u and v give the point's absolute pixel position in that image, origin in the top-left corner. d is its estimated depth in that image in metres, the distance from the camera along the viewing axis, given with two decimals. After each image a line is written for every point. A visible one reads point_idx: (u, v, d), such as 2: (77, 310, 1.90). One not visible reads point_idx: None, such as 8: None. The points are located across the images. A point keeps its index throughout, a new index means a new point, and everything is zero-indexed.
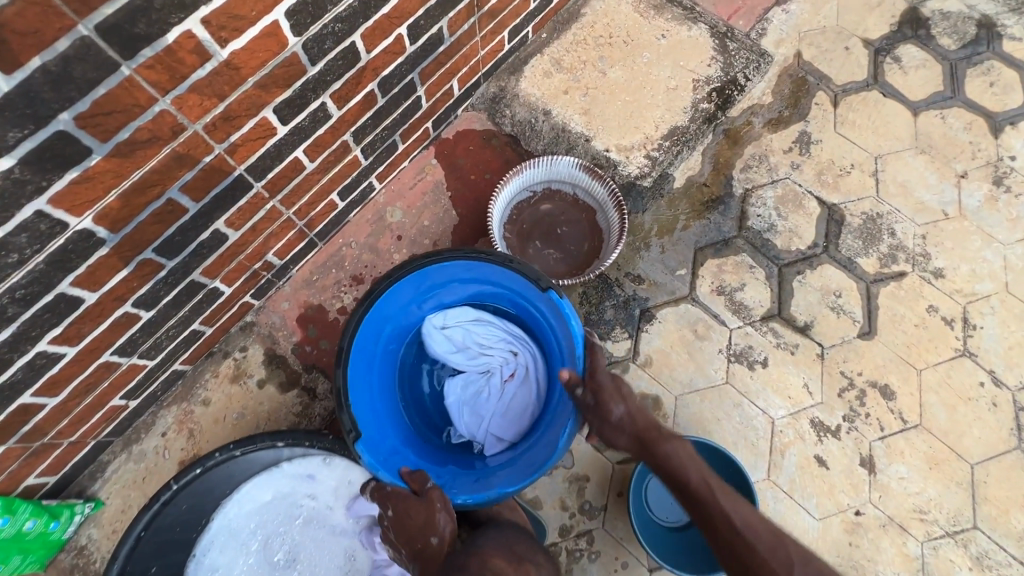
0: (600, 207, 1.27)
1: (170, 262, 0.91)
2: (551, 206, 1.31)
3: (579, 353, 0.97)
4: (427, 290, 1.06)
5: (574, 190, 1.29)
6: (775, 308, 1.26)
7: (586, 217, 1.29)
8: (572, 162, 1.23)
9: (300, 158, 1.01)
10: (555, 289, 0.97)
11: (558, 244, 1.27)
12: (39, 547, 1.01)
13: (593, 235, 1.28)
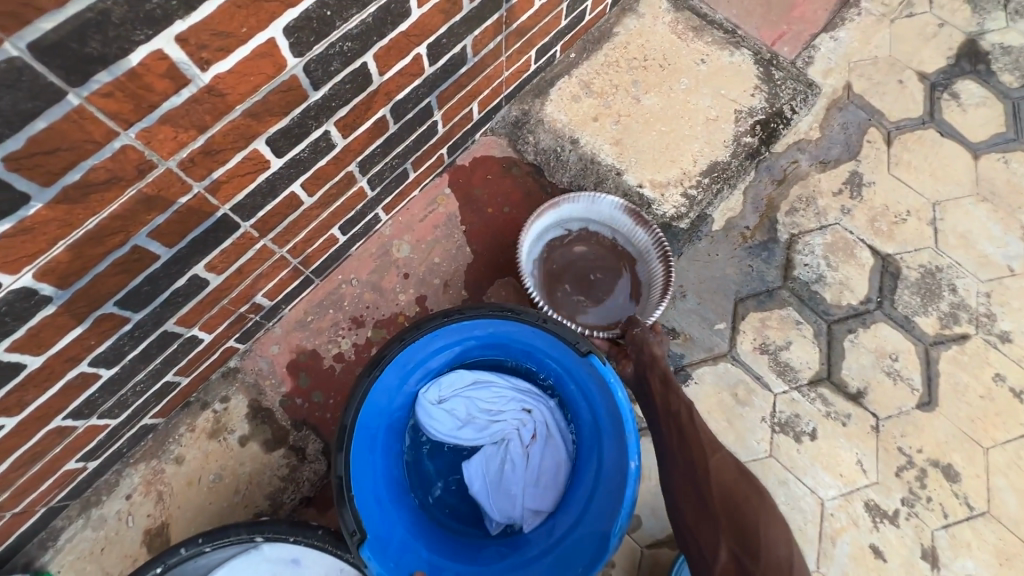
0: (642, 256, 1.14)
1: (137, 314, 0.76)
2: (585, 248, 1.15)
3: (629, 429, 0.82)
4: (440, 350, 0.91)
5: (614, 234, 1.15)
6: (824, 370, 1.12)
7: (623, 267, 1.15)
8: (616, 202, 1.10)
9: (297, 192, 0.87)
10: (599, 354, 0.83)
11: (590, 292, 1.13)
12: None
13: (630, 287, 1.14)
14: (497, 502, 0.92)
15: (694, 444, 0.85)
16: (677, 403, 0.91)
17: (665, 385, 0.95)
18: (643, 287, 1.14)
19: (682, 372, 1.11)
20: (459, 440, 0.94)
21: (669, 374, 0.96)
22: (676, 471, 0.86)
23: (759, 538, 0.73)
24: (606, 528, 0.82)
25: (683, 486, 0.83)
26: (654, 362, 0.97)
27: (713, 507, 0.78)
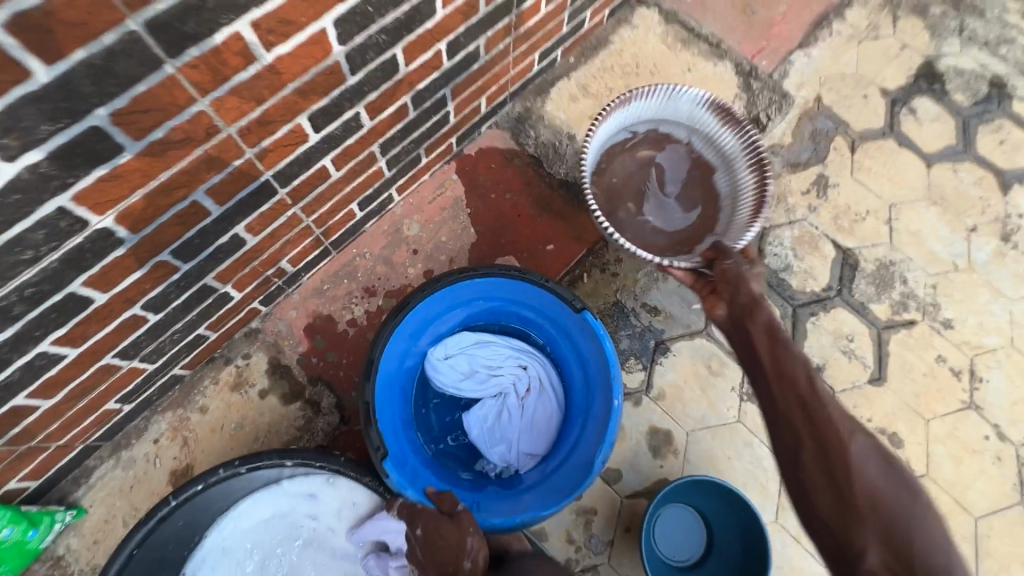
0: (722, 164, 1.11)
1: (185, 265, 0.87)
2: (652, 159, 1.15)
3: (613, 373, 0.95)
4: (453, 306, 1.04)
5: (688, 140, 1.14)
6: None
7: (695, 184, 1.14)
8: (698, 96, 1.06)
9: (327, 166, 0.98)
10: (590, 310, 0.96)
11: (651, 208, 1.14)
12: (14, 556, 0.96)
13: (705, 201, 1.13)
14: (495, 448, 1.05)
15: (823, 414, 0.71)
16: (797, 368, 0.75)
17: (784, 347, 0.78)
18: (724, 199, 1.11)
19: (662, 345, 1.23)
20: (465, 390, 1.07)
21: (777, 324, 0.80)
22: (802, 462, 0.71)
23: (916, 543, 0.60)
24: (591, 457, 0.95)
25: (796, 455, 0.71)
26: (754, 306, 0.82)
27: (852, 497, 0.65)
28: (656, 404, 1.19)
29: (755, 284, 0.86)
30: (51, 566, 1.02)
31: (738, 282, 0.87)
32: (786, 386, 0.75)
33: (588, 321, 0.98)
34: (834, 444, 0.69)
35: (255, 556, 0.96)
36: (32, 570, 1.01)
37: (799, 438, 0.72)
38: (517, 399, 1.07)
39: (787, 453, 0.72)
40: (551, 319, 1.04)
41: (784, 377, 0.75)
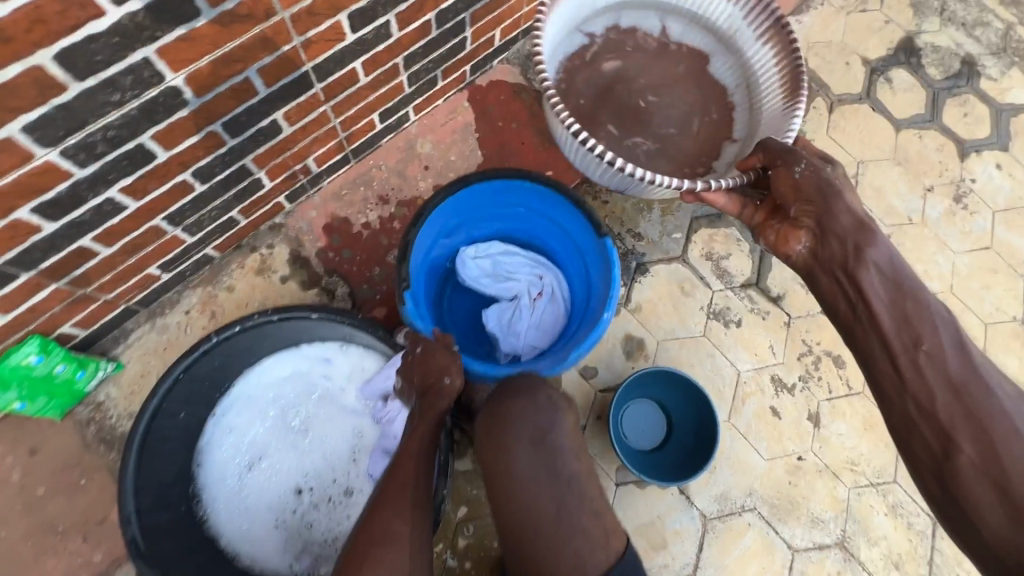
0: (721, 44, 1.15)
1: (231, 141, 0.99)
2: (620, 60, 1.18)
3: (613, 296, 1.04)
4: (500, 204, 1.16)
5: (660, 26, 1.18)
6: (754, 278, 1.40)
7: (681, 80, 1.19)
8: None
9: (357, 70, 1.10)
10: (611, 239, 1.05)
11: (641, 118, 1.16)
12: (64, 394, 1.10)
13: (710, 92, 1.18)
14: (505, 337, 1.19)
15: (966, 384, 0.67)
16: (948, 336, 0.69)
17: (920, 306, 0.71)
18: (734, 87, 1.16)
19: (643, 266, 1.38)
20: (488, 281, 1.21)
21: (895, 274, 0.74)
22: (962, 466, 0.66)
23: None
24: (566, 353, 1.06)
25: (945, 437, 0.67)
26: (862, 239, 0.77)
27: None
28: (632, 315, 1.34)
29: (843, 207, 0.80)
30: (92, 410, 1.16)
31: (824, 195, 0.81)
32: (925, 349, 0.70)
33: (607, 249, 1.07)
34: (992, 419, 0.65)
35: (276, 405, 1.09)
36: (75, 411, 1.15)
37: (952, 411, 0.67)
38: (527, 301, 1.19)
39: (931, 426, 0.68)
40: (570, 233, 1.15)
41: (926, 345, 0.70)
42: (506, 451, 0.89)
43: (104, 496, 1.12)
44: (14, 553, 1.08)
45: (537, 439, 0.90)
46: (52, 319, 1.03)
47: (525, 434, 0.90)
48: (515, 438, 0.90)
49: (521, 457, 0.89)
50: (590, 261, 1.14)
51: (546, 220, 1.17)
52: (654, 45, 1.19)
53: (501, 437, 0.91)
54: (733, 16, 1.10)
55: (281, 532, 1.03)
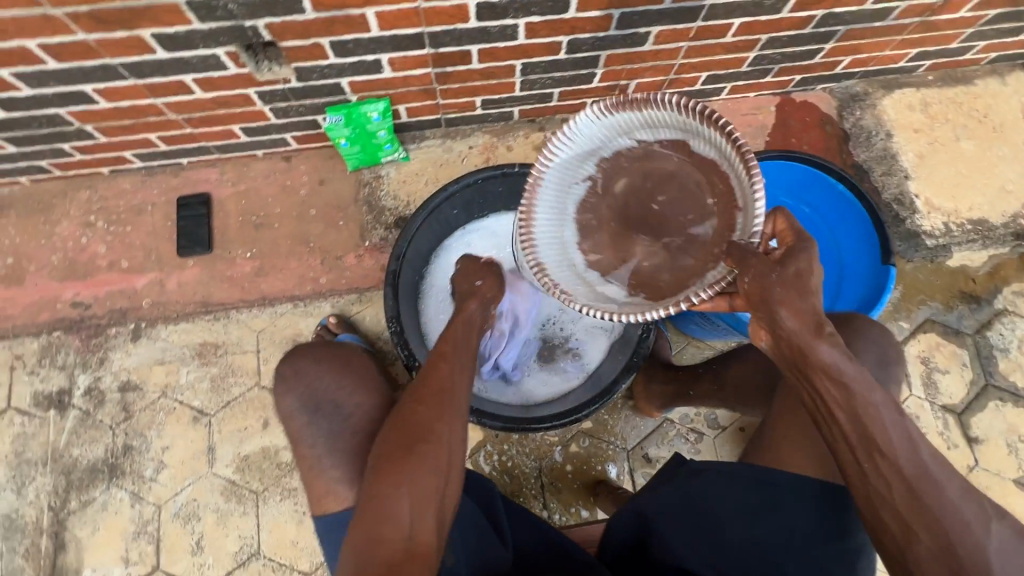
0: (696, 124, 0.75)
1: (612, 31, 1.13)
2: (627, 181, 0.82)
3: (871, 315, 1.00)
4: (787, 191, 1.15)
5: (633, 140, 0.81)
6: (959, 407, 1.34)
7: (681, 170, 0.79)
8: (593, 117, 0.80)
9: (732, 27, 1.19)
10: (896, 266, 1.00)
11: (666, 228, 0.79)
12: (368, 151, 1.35)
13: (678, 175, 0.79)
14: None
15: (917, 472, 0.63)
16: (902, 441, 0.63)
17: (868, 403, 0.64)
18: (717, 160, 0.75)
19: None
20: None
21: (840, 367, 0.64)
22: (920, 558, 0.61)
23: None
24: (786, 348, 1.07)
25: (905, 531, 0.62)
26: (803, 345, 0.65)
27: None
28: None
29: (791, 310, 0.65)
30: (372, 178, 1.40)
31: (765, 301, 0.66)
32: (885, 460, 0.63)
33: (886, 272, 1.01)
34: (950, 520, 0.61)
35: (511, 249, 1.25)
36: (360, 172, 1.40)
37: (903, 513, 0.63)
38: None
39: (895, 517, 0.63)
40: (843, 251, 1.12)
41: (883, 449, 0.63)
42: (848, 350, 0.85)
43: (349, 241, 1.35)
44: (275, 242, 1.35)
45: (880, 361, 0.85)
46: (404, 94, 1.24)
47: (873, 353, 0.85)
48: (862, 348, 0.85)
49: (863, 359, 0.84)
50: (851, 284, 1.11)
51: (824, 232, 1.14)
52: (642, 159, 0.81)
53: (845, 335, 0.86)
54: (676, 116, 0.77)
55: None
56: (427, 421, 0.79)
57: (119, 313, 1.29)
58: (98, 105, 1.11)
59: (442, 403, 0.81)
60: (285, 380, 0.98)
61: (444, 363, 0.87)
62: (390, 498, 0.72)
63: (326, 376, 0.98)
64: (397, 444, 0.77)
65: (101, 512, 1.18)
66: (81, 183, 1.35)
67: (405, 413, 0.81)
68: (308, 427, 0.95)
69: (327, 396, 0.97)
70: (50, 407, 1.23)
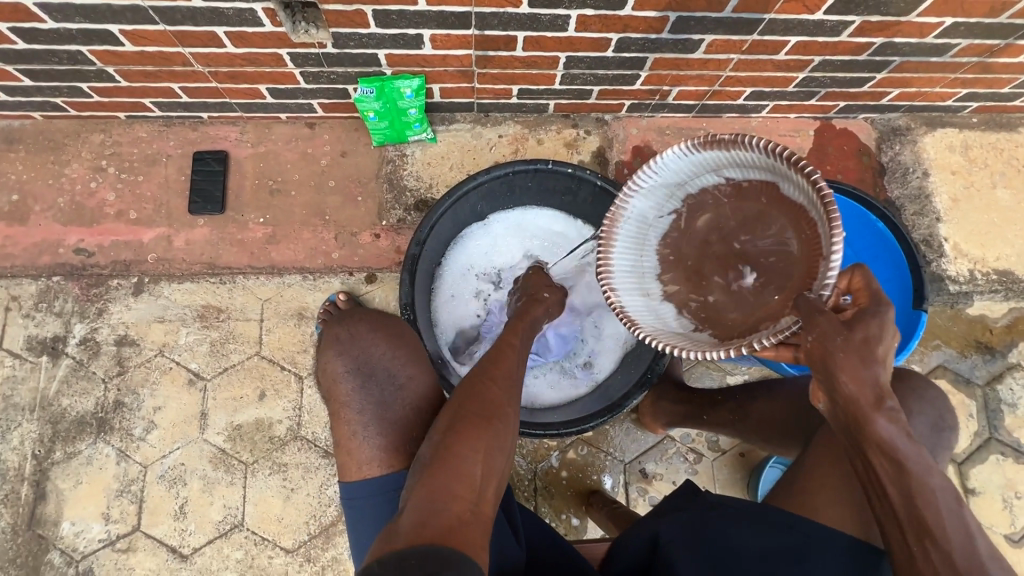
0: (784, 169, 0.71)
1: (664, 33, 1.09)
2: (711, 219, 0.80)
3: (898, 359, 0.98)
4: None
5: (722, 176, 0.79)
6: (961, 457, 1.33)
7: (768, 213, 0.75)
8: (679, 152, 0.78)
9: (787, 45, 1.15)
10: (928, 313, 0.98)
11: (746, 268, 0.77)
12: (395, 128, 1.30)
13: (766, 216, 0.75)
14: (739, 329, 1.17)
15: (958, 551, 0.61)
16: (956, 526, 0.61)
17: (924, 486, 0.63)
18: (807, 206, 0.71)
19: None
20: None
21: (897, 444, 0.64)
22: None
23: None
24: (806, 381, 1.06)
25: None
26: (860, 417, 0.64)
27: None
28: None
29: (852, 377, 0.64)
30: (396, 156, 1.36)
31: (825, 367, 0.64)
32: (936, 545, 0.61)
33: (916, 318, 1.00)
34: None
35: (535, 244, 1.21)
36: (384, 148, 1.36)
37: None
38: None
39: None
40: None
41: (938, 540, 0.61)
42: (906, 409, 0.87)
43: (366, 218, 1.32)
44: (290, 210, 1.31)
45: (934, 425, 0.88)
46: (441, 73, 1.20)
47: (928, 415, 0.88)
48: (917, 410, 0.88)
49: (915, 419, 0.87)
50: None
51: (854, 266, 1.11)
52: (728, 197, 0.79)
53: (904, 394, 0.89)
54: (765, 159, 0.73)
55: (471, 337, 1.19)
56: (498, 398, 0.77)
57: (122, 265, 1.25)
58: (123, 47, 1.06)
59: (512, 386, 0.80)
60: (339, 342, 0.97)
61: (514, 351, 0.85)
62: (462, 457, 0.69)
63: (382, 344, 0.96)
64: (471, 412, 0.74)
65: (85, 465, 1.16)
66: (96, 126, 1.31)
67: (479, 388, 0.78)
68: (355, 393, 0.94)
69: (381, 363, 0.96)
70: (43, 353, 1.20)
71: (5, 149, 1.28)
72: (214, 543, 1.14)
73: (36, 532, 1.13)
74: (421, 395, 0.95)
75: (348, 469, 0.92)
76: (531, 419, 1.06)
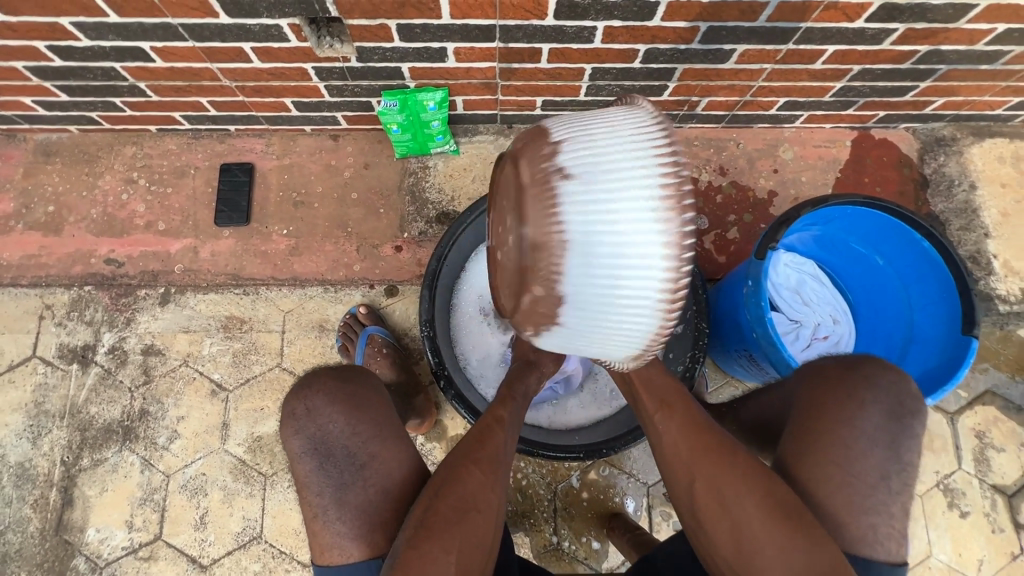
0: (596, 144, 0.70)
1: (693, 44, 1.05)
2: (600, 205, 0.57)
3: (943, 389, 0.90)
4: (865, 241, 1.05)
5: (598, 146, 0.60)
6: (1011, 489, 1.24)
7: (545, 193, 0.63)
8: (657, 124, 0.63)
9: (824, 54, 1.10)
10: (978, 341, 0.90)
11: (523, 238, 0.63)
12: (418, 140, 1.30)
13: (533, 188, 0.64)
14: None
15: (707, 452, 0.71)
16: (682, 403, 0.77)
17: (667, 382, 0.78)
18: None
19: None
20: (785, 292, 1.11)
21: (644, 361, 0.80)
22: (698, 495, 0.70)
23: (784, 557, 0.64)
24: None
25: (688, 474, 0.71)
26: None
27: (747, 531, 0.66)
28: None
29: None
30: (419, 168, 1.35)
31: None
32: (670, 411, 0.75)
33: (962, 346, 0.92)
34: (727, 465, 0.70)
35: None
36: (407, 160, 1.35)
37: (685, 454, 0.72)
38: (808, 334, 1.10)
39: (709, 514, 0.69)
40: (915, 309, 1.03)
41: None
42: (854, 399, 0.70)
43: (387, 231, 1.31)
44: (313, 222, 1.31)
45: (891, 412, 0.70)
46: (464, 86, 1.19)
47: (882, 402, 0.70)
48: (870, 399, 0.70)
49: (866, 413, 0.69)
50: (918, 348, 1.02)
51: (898, 286, 1.05)
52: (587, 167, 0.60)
53: (853, 383, 0.71)
54: None
55: (489, 356, 1.17)
56: (477, 488, 0.74)
57: (150, 275, 1.27)
58: (154, 63, 1.08)
59: (496, 472, 0.76)
60: (295, 419, 0.80)
61: (500, 428, 0.81)
62: (433, 560, 0.68)
63: (341, 420, 0.80)
64: (449, 506, 0.72)
65: (110, 473, 1.17)
66: (129, 139, 1.34)
67: (455, 478, 0.75)
68: (313, 475, 0.78)
69: (339, 442, 0.79)
70: (74, 360, 1.23)
71: (42, 161, 1.32)
72: (233, 555, 1.14)
73: (63, 538, 1.15)
74: (387, 476, 0.79)
75: (339, 548, 0.76)
76: (546, 439, 1.02)
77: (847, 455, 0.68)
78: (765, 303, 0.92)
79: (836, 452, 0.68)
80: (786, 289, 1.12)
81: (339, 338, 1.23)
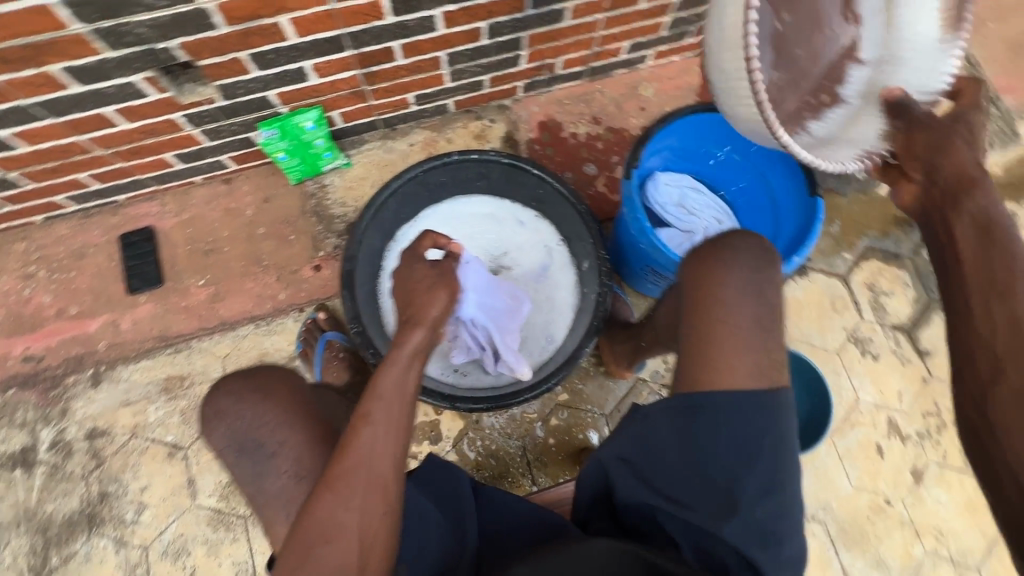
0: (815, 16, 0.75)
1: (526, 11, 1.16)
2: None
3: (807, 244, 1.03)
4: (716, 147, 1.20)
5: None
6: (907, 324, 1.41)
7: None
8: None
9: None
10: (822, 198, 1.05)
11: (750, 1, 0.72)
12: (308, 162, 1.35)
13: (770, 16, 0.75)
14: None
15: None
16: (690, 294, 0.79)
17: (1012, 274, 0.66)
18: None
19: (804, 269, 1.42)
20: (667, 211, 1.24)
21: None
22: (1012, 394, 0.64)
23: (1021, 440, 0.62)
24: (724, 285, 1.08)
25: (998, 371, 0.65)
26: None
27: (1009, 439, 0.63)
28: None
29: None
30: (318, 189, 1.40)
31: None
32: (1004, 304, 0.66)
33: (812, 206, 1.06)
34: None
35: (464, 231, 1.26)
36: (305, 184, 1.40)
37: None
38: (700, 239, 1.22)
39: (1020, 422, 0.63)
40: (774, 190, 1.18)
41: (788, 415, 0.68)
42: (720, 263, 0.74)
43: (303, 254, 1.35)
44: (228, 265, 1.34)
45: (756, 267, 0.74)
46: (335, 100, 1.25)
47: (744, 259, 0.75)
48: (732, 259, 0.75)
49: (733, 272, 0.73)
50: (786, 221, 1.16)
51: (754, 175, 1.19)
52: None
53: (714, 251, 0.76)
54: None
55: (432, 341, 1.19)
56: (328, 510, 0.67)
57: (74, 361, 1.26)
58: (18, 150, 1.08)
59: (350, 484, 0.69)
60: (206, 421, 0.85)
61: (366, 427, 0.72)
62: None
63: (247, 411, 0.84)
64: (298, 541, 0.67)
65: (84, 563, 1.15)
66: (16, 235, 1.31)
67: (309, 507, 0.69)
68: (234, 467, 0.83)
69: (250, 433, 0.84)
70: (16, 466, 1.19)
71: None
72: None
73: None
74: (297, 461, 0.82)
75: None
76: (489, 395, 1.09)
77: (726, 311, 0.72)
78: (642, 216, 1.03)
79: (726, 310, 0.72)
80: (669, 208, 1.24)
81: (300, 341, 1.28)
